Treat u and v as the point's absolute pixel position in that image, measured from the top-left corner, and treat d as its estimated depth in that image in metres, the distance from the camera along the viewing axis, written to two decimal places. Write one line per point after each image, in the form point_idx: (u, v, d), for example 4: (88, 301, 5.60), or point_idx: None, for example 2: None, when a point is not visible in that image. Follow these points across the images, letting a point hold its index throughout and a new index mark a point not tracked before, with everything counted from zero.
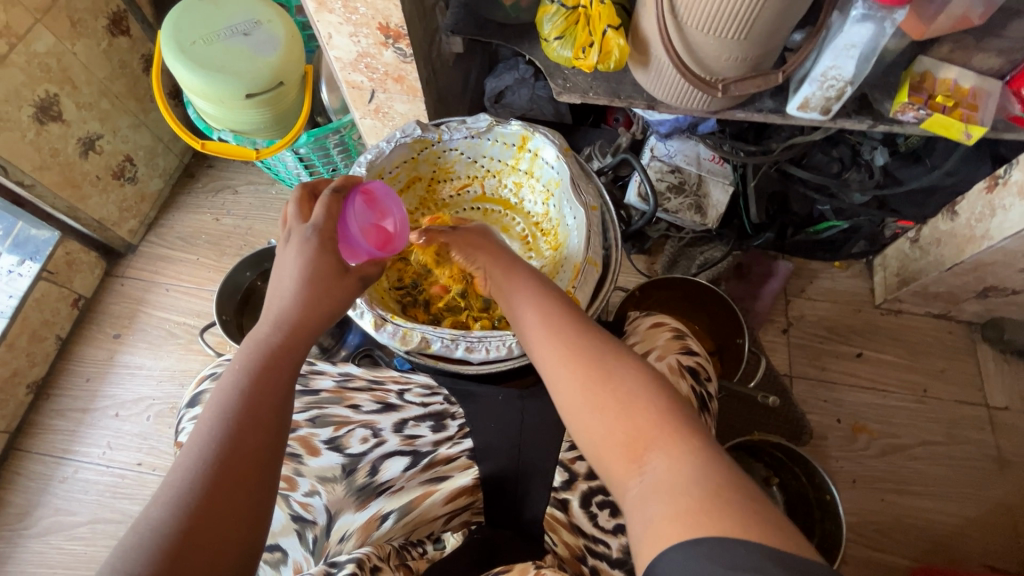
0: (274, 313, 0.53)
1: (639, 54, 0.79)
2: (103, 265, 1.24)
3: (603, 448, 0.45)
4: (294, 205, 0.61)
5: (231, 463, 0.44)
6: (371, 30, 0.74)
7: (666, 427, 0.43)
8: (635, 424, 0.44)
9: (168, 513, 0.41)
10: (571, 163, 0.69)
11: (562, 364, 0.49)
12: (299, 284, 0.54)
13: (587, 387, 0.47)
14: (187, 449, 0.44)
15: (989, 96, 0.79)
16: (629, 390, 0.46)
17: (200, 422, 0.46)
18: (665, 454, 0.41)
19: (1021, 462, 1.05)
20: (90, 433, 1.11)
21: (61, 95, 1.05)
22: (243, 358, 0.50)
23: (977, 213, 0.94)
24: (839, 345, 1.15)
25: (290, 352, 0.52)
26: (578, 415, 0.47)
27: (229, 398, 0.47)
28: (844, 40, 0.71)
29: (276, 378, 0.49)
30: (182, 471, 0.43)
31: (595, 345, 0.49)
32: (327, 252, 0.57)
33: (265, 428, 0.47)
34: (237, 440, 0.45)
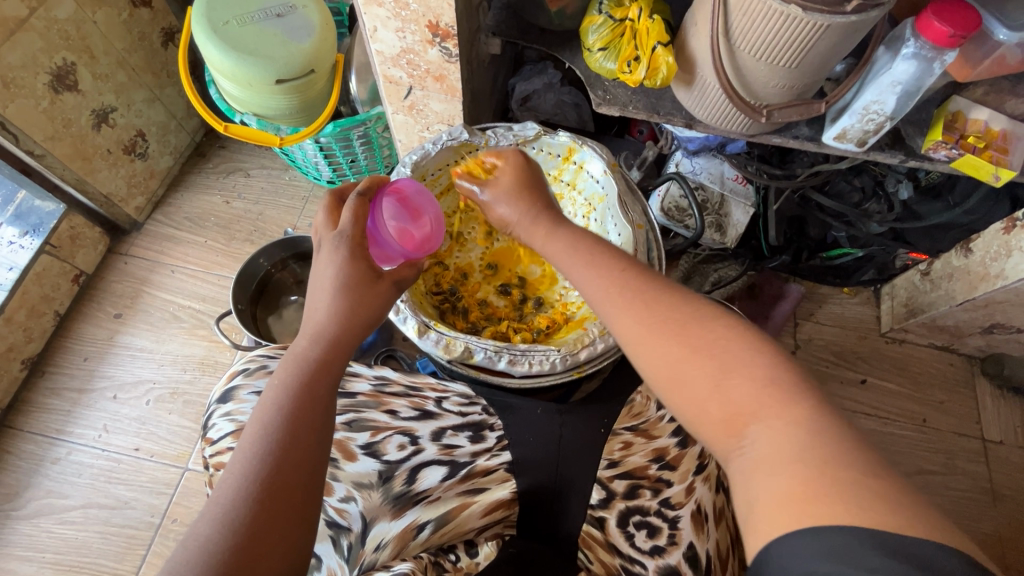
0: (312, 326, 0.53)
1: (683, 73, 0.79)
2: (106, 241, 1.20)
3: (701, 422, 0.44)
4: (323, 211, 0.59)
5: (275, 481, 0.44)
6: (419, 27, 0.73)
7: (767, 398, 0.42)
8: (733, 393, 0.43)
9: (217, 531, 0.41)
10: (617, 179, 0.69)
11: (643, 334, 0.48)
12: (333, 295, 0.53)
13: (676, 359, 0.46)
14: (233, 465, 0.45)
15: (1018, 139, 0.81)
16: (728, 359, 0.44)
17: (243, 439, 0.46)
18: (769, 426, 0.41)
19: (1012, 495, 1.09)
20: (86, 415, 1.08)
21: (78, 64, 1.01)
22: (284, 372, 0.50)
23: (993, 252, 0.96)
24: (844, 370, 1.17)
25: (330, 365, 0.51)
26: (670, 385, 0.46)
27: (271, 414, 0.47)
28: (890, 77, 0.72)
29: (317, 391, 0.49)
30: (228, 489, 0.43)
31: (676, 315, 0.47)
32: (356, 258, 0.55)
33: (308, 443, 0.46)
34: (282, 457, 0.45)
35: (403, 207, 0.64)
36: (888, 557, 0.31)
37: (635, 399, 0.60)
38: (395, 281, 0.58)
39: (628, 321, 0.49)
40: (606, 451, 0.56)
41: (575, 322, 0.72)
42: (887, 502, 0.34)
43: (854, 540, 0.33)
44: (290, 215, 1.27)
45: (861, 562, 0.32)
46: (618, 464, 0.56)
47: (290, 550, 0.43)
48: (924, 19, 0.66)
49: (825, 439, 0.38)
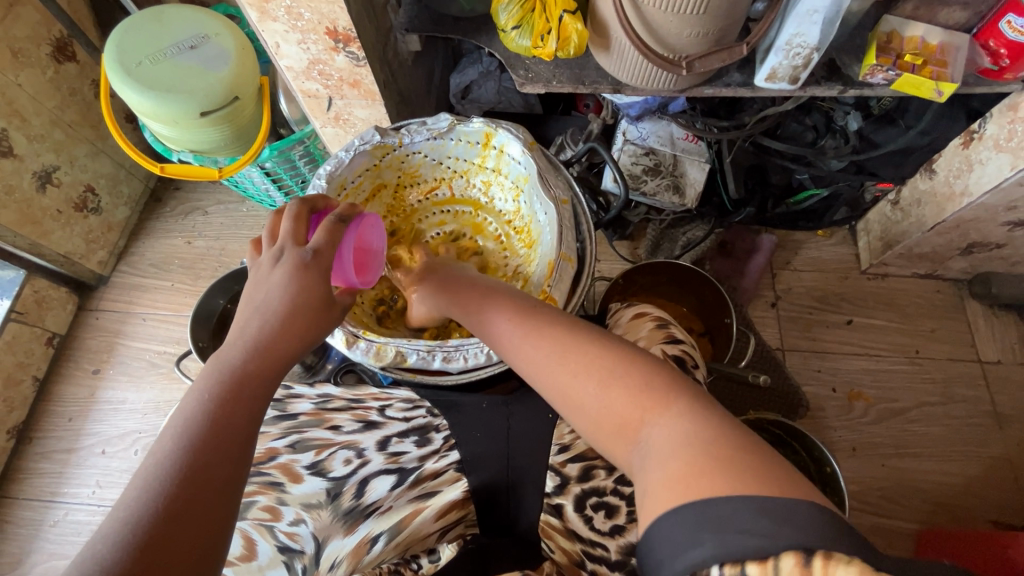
0: (254, 332, 0.46)
1: (599, 38, 0.77)
2: (75, 300, 1.21)
3: (599, 433, 0.45)
4: (289, 220, 0.54)
5: (192, 495, 0.37)
6: (319, 36, 0.71)
7: (656, 400, 0.42)
8: (627, 402, 0.43)
9: (115, 551, 0.33)
10: (537, 157, 0.67)
11: (548, 366, 0.48)
12: (282, 304, 0.48)
13: (579, 383, 0.46)
14: (140, 472, 0.37)
15: (957, 50, 0.78)
16: (613, 370, 0.46)
17: (159, 449, 0.38)
18: (657, 424, 0.41)
19: (1016, 415, 1.06)
20: (78, 474, 1.08)
21: (10, 129, 1.01)
22: (213, 371, 0.44)
23: (955, 169, 0.92)
24: (828, 314, 1.14)
25: (266, 367, 0.45)
26: (573, 410, 0.46)
27: (197, 422, 0.40)
28: (805, 6, 0.69)
29: (252, 401, 0.43)
30: (133, 503, 0.35)
31: (575, 343, 0.49)
32: (304, 274, 0.50)
33: (234, 450, 0.40)
34: (207, 469, 0.38)
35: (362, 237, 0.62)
36: (761, 518, 0.32)
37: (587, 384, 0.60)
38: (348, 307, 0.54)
39: (535, 357, 0.49)
40: (555, 436, 0.55)
41: None
42: (764, 469, 0.35)
43: (723, 504, 0.33)
44: None
45: (737, 524, 0.32)
46: (569, 448, 0.55)
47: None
48: None
49: (702, 424, 0.39)
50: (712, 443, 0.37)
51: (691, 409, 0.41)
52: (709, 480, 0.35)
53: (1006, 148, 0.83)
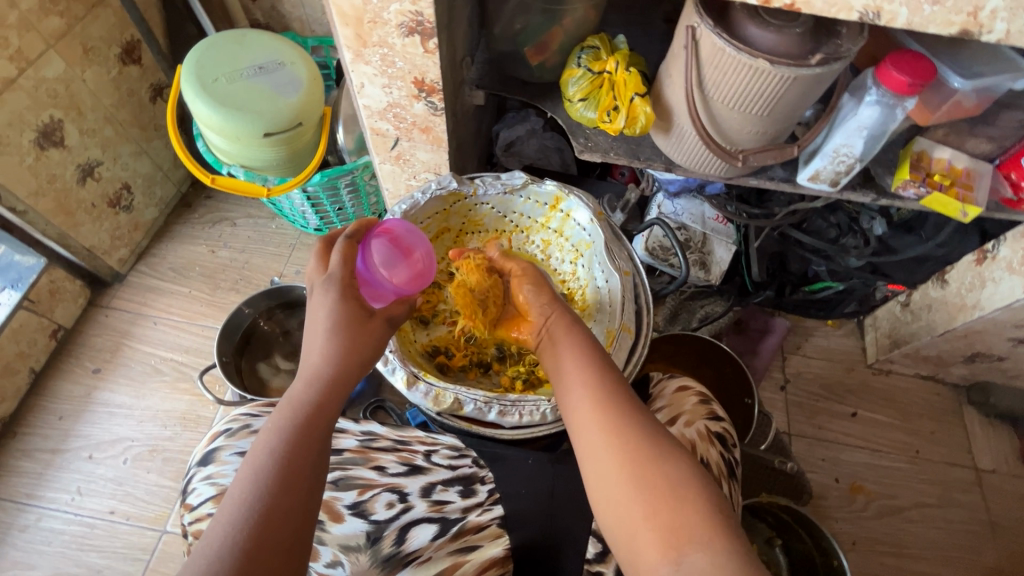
0: (308, 368, 0.53)
1: (661, 121, 0.83)
2: (87, 294, 1.19)
3: (632, 540, 0.45)
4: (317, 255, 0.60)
5: (261, 529, 0.43)
6: (405, 83, 0.75)
7: (705, 524, 0.44)
8: (675, 513, 0.44)
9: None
10: (603, 227, 0.71)
11: (600, 444, 0.48)
12: (329, 337, 0.54)
13: (622, 475, 0.46)
14: (222, 510, 0.44)
15: (981, 176, 0.85)
16: (674, 483, 0.46)
17: (233, 486, 0.46)
18: (706, 551, 0.42)
19: (1009, 527, 1.08)
20: (59, 477, 1.03)
21: (65, 121, 1.02)
22: (280, 415, 0.50)
23: (967, 283, 0.97)
24: (834, 404, 1.17)
25: (326, 407, 0.51)
26: (611, 499, 0.47)
27: (263, 459, 0.47)
28: (856, 122, 0.75)
29: (308, 434, 0.49)
30: (215, 537, 0.43)
31: (635, 424, 0.49)
32: (346, 298, 0.56)
33: (301, 488, 0.46)
34: (274, 502, 0.45)
35: (394, 247, 0.64)
36: None
37: None
38: (387, 317, 0.60)
39: (589, 426, 0.49)
40: None
41: None
42: None
43: None
44: (277, 263, 1.26)
45: None
46: None
47: None
48: (883, 70, 0.70)
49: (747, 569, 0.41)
50: None
51: (738, 551, 0.42)
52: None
53: (1019, 271, 0.88)
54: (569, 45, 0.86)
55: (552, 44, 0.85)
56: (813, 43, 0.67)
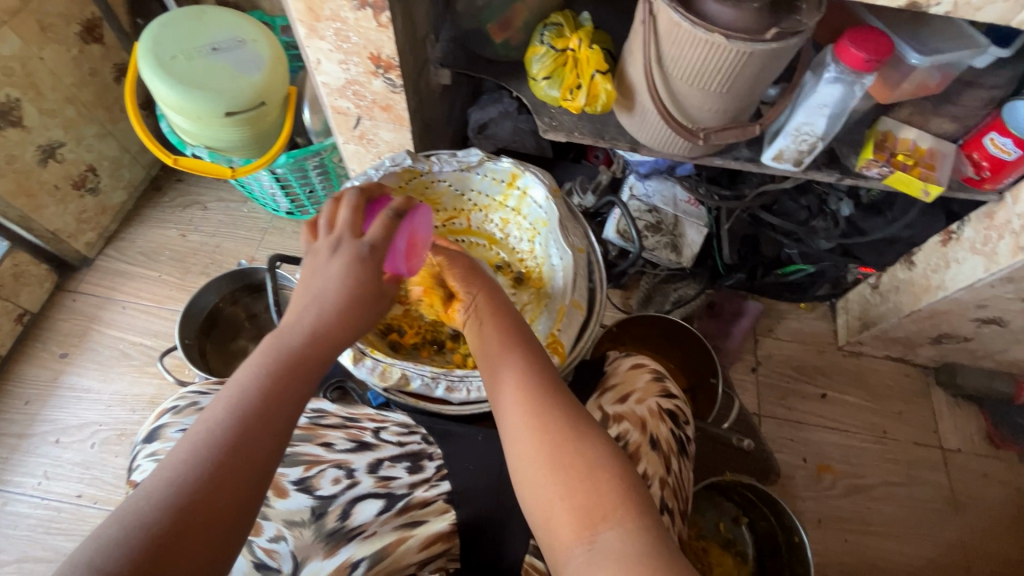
0: (310, 318, 0.51)
1: (625, 100, 0.82)
2: (53, 278, 1.17)
3: (548, 520, 0.45)
4: (346, 212, 0.58)
5: (231, 472, 0.42)
6: (362, 59, 0.74)
7: (621, 503, 0.44)
8: (590, 492, 0.44)
9: (158, 512, 0.39)
10: (559, 205, 0.71)
11: (522, 425, 0.48)
12: (340, 295, 0.52)
13: (540, 457, 0.46)
14: (186, 443, 0.43)
15: (944, 157, 0.86)
16: (594, 464, 0.46)
17: (209, 421, 0.44)
18: (618, 531, 0.42)
19: (973, 504, 1.10)
20: (26, 462, 1.03)
21: (23, 101, 0.99)
22: (262, 357, 0.48)
23: (933, 264, 0.98)
24: (805, 385, 1.18)
25: (310, 359, 0.49)
26: (531, 480, 0.47)
27: (248, 400, 0.45)
28: (816, 100, 0.75)
29: (296, 387, 0.47)
30: (179, 470, 0.41)
31: (558, 405, 0.49)
32: (359, 264, 0.54)
33: (272, 437, 0.45)
34: (248, 448, 0.44)
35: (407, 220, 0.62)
36: None
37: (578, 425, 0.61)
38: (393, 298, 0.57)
39: (512, 409, 0.49)
40: None
41: None
42: None
43: None
44: (248, 247, 1.24)
45: None
46: None
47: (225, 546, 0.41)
48: (841, 46, 0.69)
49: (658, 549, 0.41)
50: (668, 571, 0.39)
51: (652, 529, 0.42)
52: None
53: (981, 251, 0.88)
54: (533, 22, 0.85)
55: (516, 21, 0.84)
56: (771, 18, 0.66)
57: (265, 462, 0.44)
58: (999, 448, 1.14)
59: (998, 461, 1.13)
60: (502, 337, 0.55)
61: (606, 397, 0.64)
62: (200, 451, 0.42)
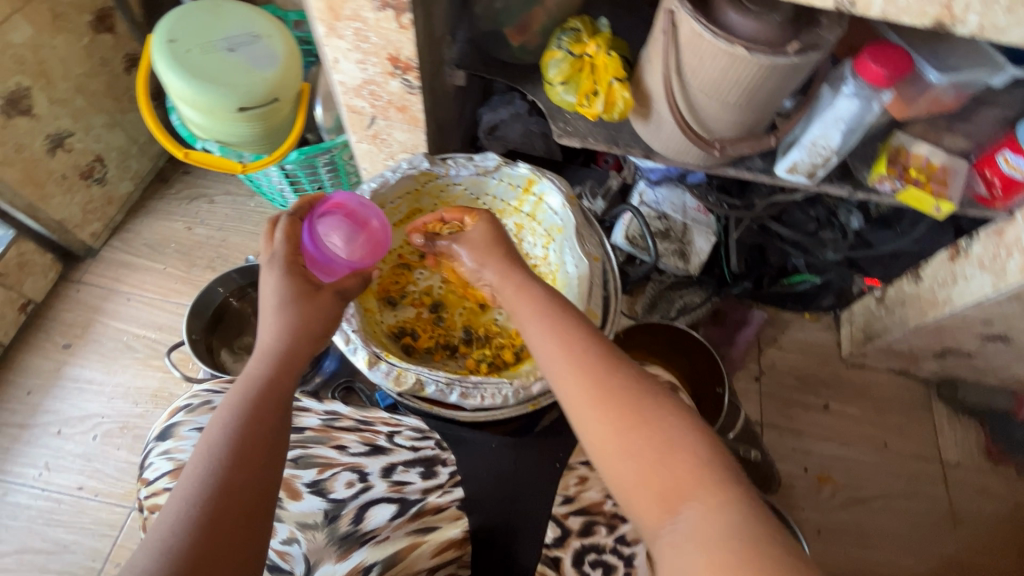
0: (261, 346, 0.54)
1: (640, 108, 0.82)
2: (58, 268, 1.16)
3: (633, 498, 0.45)
4: (282, 233, 0.58)
5: (219, 504, 0.44)
6: (380, 59, 0.73)
7: (702, 477, 0.43)
8: (669, 471, 0.44)
9: (153, 558, 0.41)
10: (575, 212, 0.72)
11: (589, 411, 0.49)
12: (276, 314, 0.55)
13: (612, 435, 0.47)
14: (176, 492, 0.45)
15: (956, 173, 0.85)
16: (671, 436, 0.46)
17: (190, 464, 0.46)
18: (702, 504, 0.42)
19: (971, 519, 1.10)
20: (27, 452, 1.02)
21: (34, 89, 0.99)
22: (233, 393, 0.51)
23: (940, 279, 0.98)
24: (807, 396, 1.19)
25: (279, 381, 0.52)
26: (608, 459, 0.47)
27: (218, 435, 0.47)
28: (834, 113, 0.75)
29: (263, 411, 0.49)
30: (171, 515, 0.43)
31: (621, 388, 0.49)
32: (292, 275, 0.57)
33: (256, 461, 0.47)
34: (229, 477, 0.45)
35: (350, 221, 0.65)
36: None
37: None
38: (337, 290, 0.61)
39: (577, 396, 0.50)
40: (561, 487, 0.57)
41: None
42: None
43: None
44: (254, 242, 1.24)
45: None
46: (573, 500, 0.57)
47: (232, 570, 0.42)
48: (861, 61, 0.69)
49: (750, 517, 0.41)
50: (759, 542, 0.39)
51: (740, 498, 0.42)
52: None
53: (989, 268, 0.89)
54: (551, 27, 0.85)
55: (534, 25, 0.84)
56: (792, 32, 0.66)
57: (258, 486, 0.46)
58: (998, 463, 1.15)
59: (997, 476, 1.14)
60: (553, 318, 0.56)
61: None
62: (186, 492, 0.44)
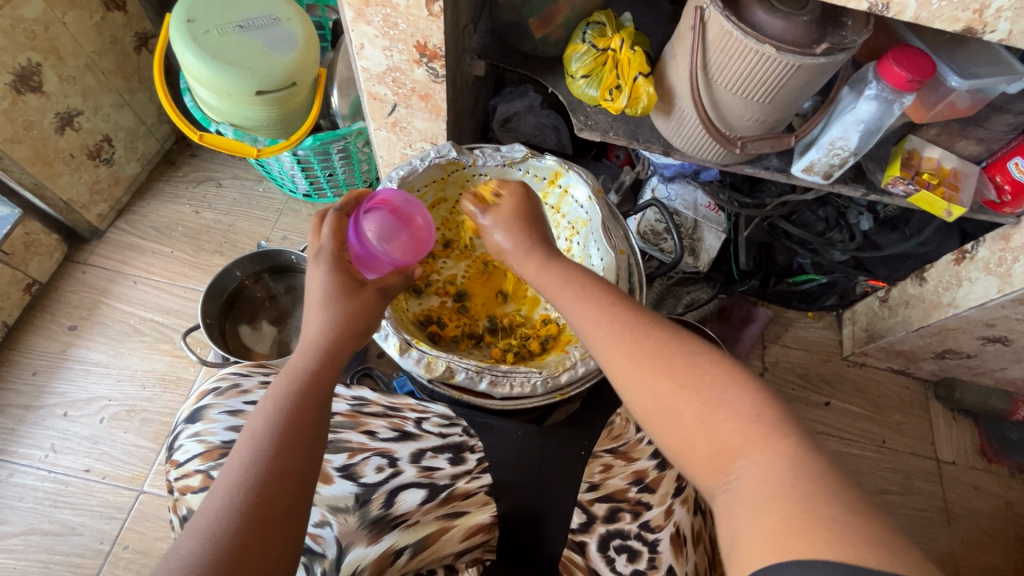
0: (306, 338, 0.54)
1: (662, 104, 0.83)
2: (63, 249, 1.15)
3: (688, 460, 0.47)
4: (329, 227, 0.59)
5: (262, 496, 0.44)
6: (406, 47, 0.73)
7: (752, 434, 0.45)
8: (719, 429, 0.46)
9: (198, 545, 0.41)
10: (601, 205, 0.73)
11: (635, 376, 0.50)
12: (320, 306, 0.55)
13: (662, 399, 0.48)
14: (221, 479, 0.45)
15: (967, 177, 0.87)
16: (717, 399, 0.47)
17: (235, 452, 0.46)
18: (754, 463, 0.44)
19: (964, 515, 1.14)
20: (33, 434, 1.01)
21: (44, 66, 0.97)
22: (277, 383, 0.51)
23: (945, 281, 1.00)
24: (809, 393, 1.21)
25: (323, 375, 0.52)
26: (659, 426, 0.49)
27: (262, 426, 0.47)
28: (854, 115, 0.76)
29: (305, 404, 0.49)
30: (215, 503, 0.44)
31: (663, 357, 0.50)
32: (339, 269, 0.57)
33: (300, 452, 0.47)
34: (273, 468, 0.45)
35: (394, 218, 0.63)
36: None
37: (614, 421, 0.63)
38: (380, 289, 0.60)
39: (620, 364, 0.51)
40: (586, 474, 0.59)
41: (561, 342, 0.72)
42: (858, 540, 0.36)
43: (824, 567, 0.35)
44: (263, 228, 1.23)
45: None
46: (597, 487, 0.58)
47: (273, 560, 0.43)
48: (884, 64, 0.70)
49: (801, 467, 0.42)
50: (813, 493, 0.40)
51: (788, 448, 0.43)
52: (810, 545, 0.37)
53: (995, 272, 0.91)
54: (575, 20, 0.85)
55: (557, 17, 0.84)
56: (819, 32, 0.67)
57: (300, 479, 0.46)
58: (991, 462, 1.18)
59: (990, 474, 1.17)
60: (581, 292, 0.58)
61: None
62: (231, 482, 0.44)
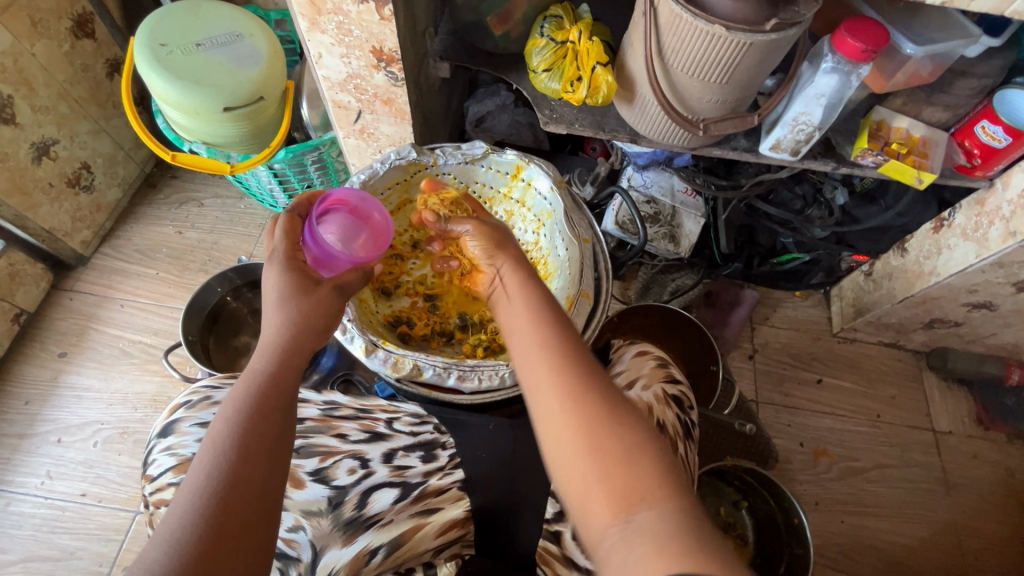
0: (263, 342, 0.54)
1: (624, 91, 0.83)
2: (49, 278, 1.16)
3: (586, 499, 0.45)
4: (282, 229, 0.60)
5: (224, 502, 0.44)
6: (363, 53, 0.74)
7: (655, 483, 0.44)
8: (626, 474, 0.45)
9: (163, 553, 0.41)
10: (563, 195, 0.74)
11: (550, 403, 0.48)
12: (278, 307, 0.55)
13: (579, 430, 0.47)
14: (183, 488, 0.45)
15: (937, 145, 0.87)
16: (632, 444, 0.46)
17: (197, 460, 0.47)
18: (654, 511, 0.43)
19: (965, 484, 1.13)
20: (28, 461, 1.02)
21: (16, 97, 0.98)
22: (236, 388, 0.51)
23: (925, 250, 0.99)
24: (801, 371, 1.21)
25: (281, 376, 0.52)
26: (566, 455, 0.47)
27: (221, 431, 0.48)
28: (815, 89, 0.76)
29: (265, 407, 0.50)
30: (177, 513, 0.44)
31: (591, 386, 0.49)
32: (291, 270, 0.58)
33: (261, 455, 0.48)
34: (236, 472, 0.46)
35: (353, 218, 0.67)
36: None
37: None
38: (337, 286, 0.61)
39: (543, 388, 0.49)
40: None
41: None
42: None
43: None
44: (246, 243, 1.24)
45: None
46: None
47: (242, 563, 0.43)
48: (839, 36, 0.70)
49: (690, 524, 0.42)
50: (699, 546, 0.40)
51: (681, 506, 0.44)
52: None
53: (972, 237, 0.90)
54: (533, 15, 0.85)
55: (516, 13, 0.84)
56: (771, 8, 0.66)
57: (263, 482, 0.47)
58: (989, 430, 1.17)
59: (988, 442, 1.16)
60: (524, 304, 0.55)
61: (619, 381, 0.68)
62: (193, 489, 0.45)
